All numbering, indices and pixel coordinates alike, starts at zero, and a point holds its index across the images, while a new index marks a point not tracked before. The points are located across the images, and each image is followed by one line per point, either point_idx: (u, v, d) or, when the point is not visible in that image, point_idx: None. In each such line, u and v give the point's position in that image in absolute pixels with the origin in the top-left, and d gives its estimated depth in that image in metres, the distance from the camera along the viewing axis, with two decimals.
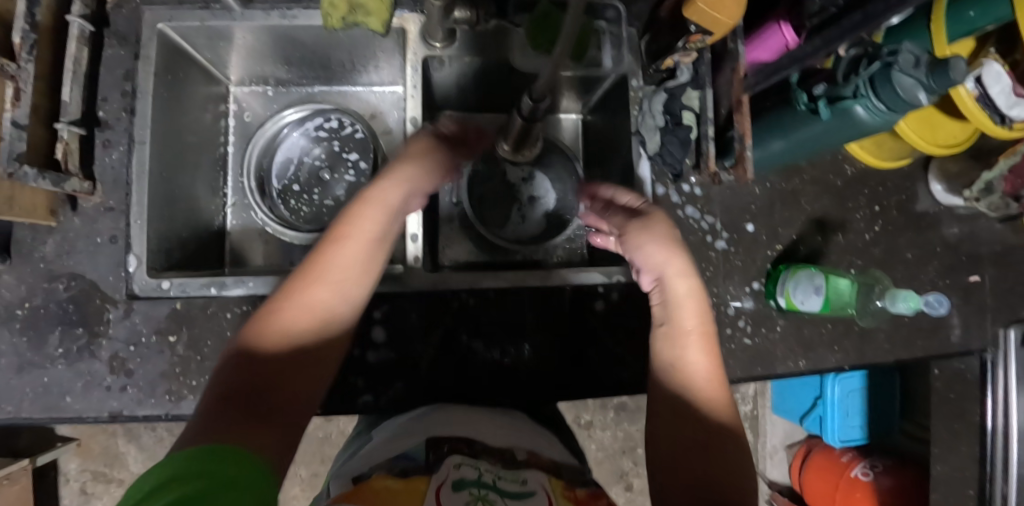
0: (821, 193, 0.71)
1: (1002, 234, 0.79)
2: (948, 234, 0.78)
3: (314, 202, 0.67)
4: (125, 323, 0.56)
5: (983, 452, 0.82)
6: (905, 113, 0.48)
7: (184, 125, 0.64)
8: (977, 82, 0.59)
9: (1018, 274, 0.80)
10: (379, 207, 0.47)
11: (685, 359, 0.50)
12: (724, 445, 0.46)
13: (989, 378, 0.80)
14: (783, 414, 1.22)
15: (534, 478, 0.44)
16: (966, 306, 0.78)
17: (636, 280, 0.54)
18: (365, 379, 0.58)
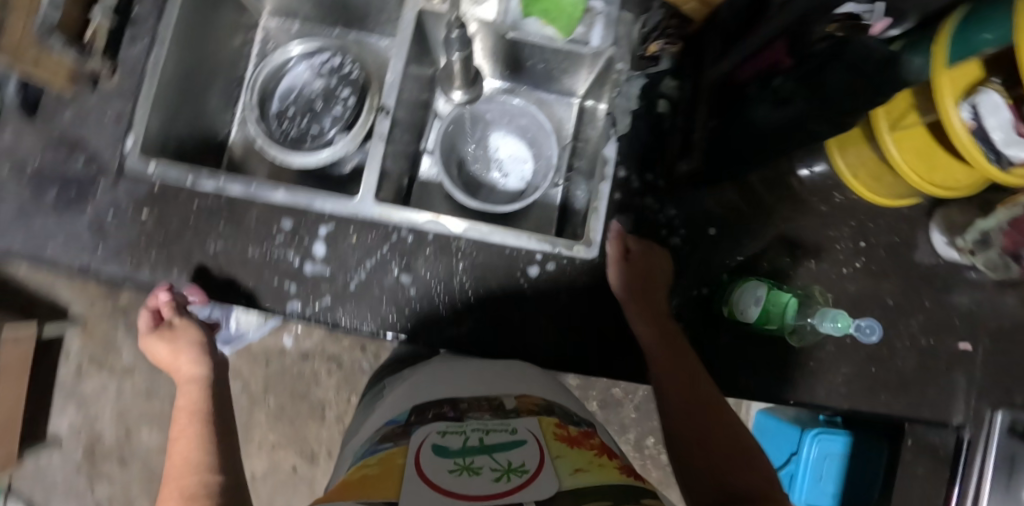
0: (799, 212, 0.67)
1: (1017, 310, 0.69)
2: (951, 294, 0.68)
3: (303, 127, 0.72)
4: (112, 192, 0.63)
5: None
6: (851, 118, 0.47)
7: (212, 41, 0.72)
8: (973, 113, 0.53)
9: None
10: (195, 384, 0.64)
11: (662, 362, 0.58)
12: (725, 438, 0.55)
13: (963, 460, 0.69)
14: None
15: (523, 424, 0.48)
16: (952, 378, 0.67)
17: (616, 289, 0.61)
18: (297, 286, 0.61)
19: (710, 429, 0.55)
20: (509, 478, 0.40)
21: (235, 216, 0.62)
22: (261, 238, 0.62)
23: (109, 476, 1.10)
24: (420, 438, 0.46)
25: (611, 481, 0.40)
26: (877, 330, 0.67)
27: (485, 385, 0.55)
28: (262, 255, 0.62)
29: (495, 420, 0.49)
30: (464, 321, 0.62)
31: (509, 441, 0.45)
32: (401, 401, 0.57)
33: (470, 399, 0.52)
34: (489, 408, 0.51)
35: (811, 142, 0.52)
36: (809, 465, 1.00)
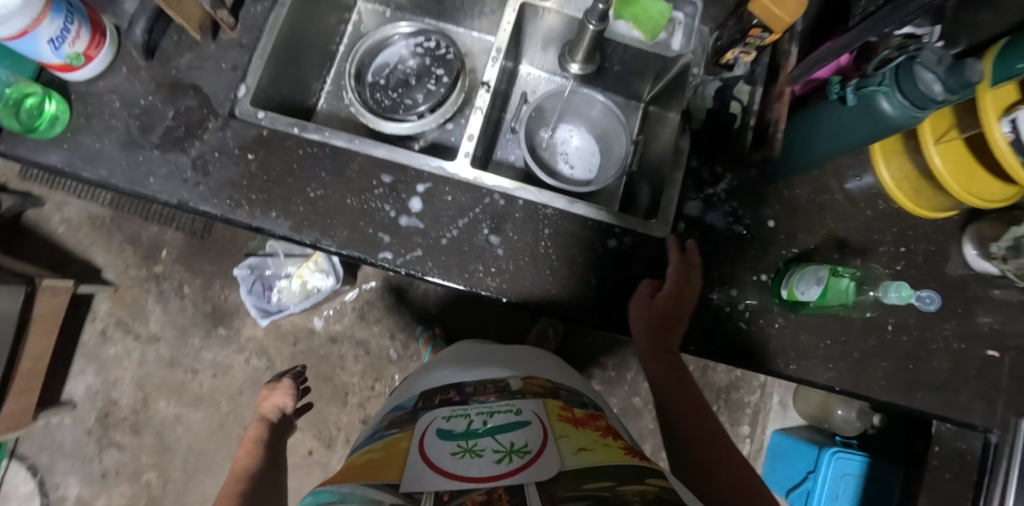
0: (847, 214, 0.73)
1: None
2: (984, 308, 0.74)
3: (396, 99, 0.77)
4: (219, 133, 0.66)
5: None
6: (928, 111, 0.54)
7: (318, 14, 0.78)
8: (1012, 126, 0.61)
9: None
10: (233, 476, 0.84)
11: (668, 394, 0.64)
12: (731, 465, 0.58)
13: (992, 466, 0.73)
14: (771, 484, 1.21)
15: (527, 406, 0.55)
16: (984, 381, 0.73)
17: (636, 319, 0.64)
18: (391, 236, 0.65)
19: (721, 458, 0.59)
20: (511, 458, 0.47)
21: (337, 166, 0.66)
22: (360, 188, 0.66)
23: (119, 444, 1.08)
24: (426, 422, 0.54)
25: (610, 458, 0.47)
26: (936, 300, 0.69)
27: (491, 375, 0.66)
28: (360, 205, 0.65)
29: (501, 402, 0.56)
30: (544, 282, 0.65)
31: (513, 420, 0.52)
32: (412, 390, 0.68)
33: (475, 389, 0.62)
34: (494, 390, 0.61)
35: (878, 136, 0.60)
36: (825, 491, 1.04)
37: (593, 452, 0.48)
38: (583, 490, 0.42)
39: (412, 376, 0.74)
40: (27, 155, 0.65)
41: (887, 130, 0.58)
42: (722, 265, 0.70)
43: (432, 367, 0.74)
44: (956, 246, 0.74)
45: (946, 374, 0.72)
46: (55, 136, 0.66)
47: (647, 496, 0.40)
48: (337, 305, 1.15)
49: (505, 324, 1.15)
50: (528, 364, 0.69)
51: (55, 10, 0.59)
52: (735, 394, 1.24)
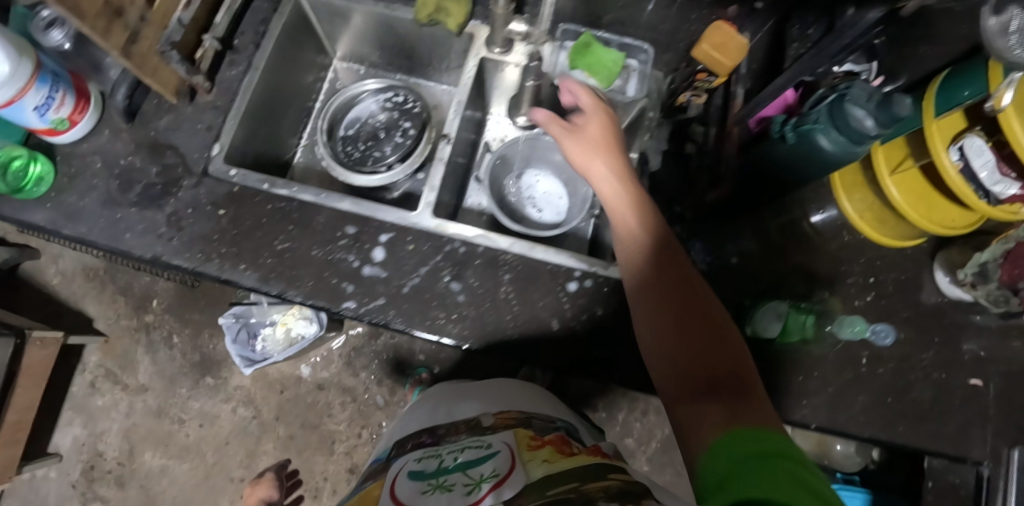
0: (809, 249, 0.75)
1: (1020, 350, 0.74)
2: (963, 338, 0.75)
3: (365, 151, 0.81)
4: (193, 191, 0.70)
5: None
6: (865, 146, 0.56)
7: (294, 74, 0.83)
8: (961, 155, 0.62)
9: None
10: None
11: (628, 244, 0.61)
12: (697, 310, 0.57)
13: (987, 498, 0.71)
14: None
15: (499, 440, 0.55)
16: (965, 409, 0.72)
17: (582, 162, 0.65)
18: (354, 285, 0.66)
19: (696, 349, 0.55)
20: (479, 490, 0.47)
21: (304, 219, 0.68)
22: (325, 239, 0.68)
23: (104, 498, 1.08)
24: (397, 470, 0.55)
25: (576, 464, 0.47)
26: (890, 335, 0.73)
27: (465, 413, 0.68)
28: (324, 256, 0.67)
29: (472, 440, 0.57)
30: (508, 328, 0.65)
31: (483, 454, 0.52)
32: (393, 437, 0.70)
33: (448, 429, 0.64)
34: (466, 427, 0.62)
35: (826, 170, 0.61)
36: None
37: (558, 462, 0.48)
38: (547, 497, 0.43)
39: (396, 423, 0.77)
40: (12, 216, 0.69)
41: (832, 165, 0.60)
42: None
43: (413, 411, 0.77)
44: (927, 273, 0.76)
45: (928, 405, 0.72)
46: (38, 196, 0.69)
47: (610, 489, 0.41)
48: (324, 353, 1.16)
49: (492, 365, 1.15)
50: (502, 395, 0.71)
51: (39, 80, 0.62)
52: None
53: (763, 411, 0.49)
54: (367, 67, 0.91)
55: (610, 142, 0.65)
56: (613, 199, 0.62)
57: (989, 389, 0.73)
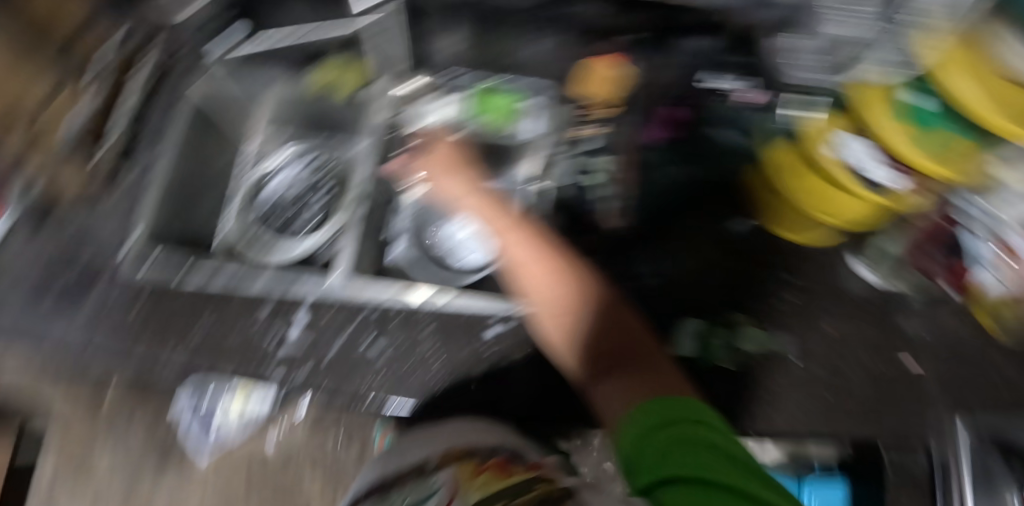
0: (724, 257, 0.78)
1: (955, 329, 0.75)
2: (900, 322, 0.76)
3: (287, 225, 0.78)
4: (106, 291, 0.69)
5: None
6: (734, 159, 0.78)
7: (209, 161, 0.81)
8: (846, 153, 0.65)
9: (976, 374, 0.73)
10: None
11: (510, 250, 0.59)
12: (591, 301, 0.53)
13: (936, 483, 0.72)
14: None
15: (443, 477, 0.51)
16: (904, 394, 0.73)
17: (446, 186, 0.70)
18: (275, 362, 0.68)
19: (600, 332, 0.51)
20: None
21: (219, 306, 0.69)
22: (242, 323, 0.69)
23: None
24: None
25: (508, 484, 0.45)
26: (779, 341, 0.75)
27: (410, 454, 0.59)
28: (241, 340, 0.68)
29: (416, 485, 0.52)
30: (432, 383, 0.68)
31: (424, 495, 0.49)
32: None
33: (392, 478, 0.56)
34: (412, 476, 0.54)
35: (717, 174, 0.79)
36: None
37: (492, 485, 0.46)
38: None
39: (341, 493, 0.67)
40: None
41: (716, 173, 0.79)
42: None
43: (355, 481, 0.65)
44: (845, 263, 0.78)
45: (867, 396, 0.73)
46: None
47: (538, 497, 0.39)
48: None
49: None
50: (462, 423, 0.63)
51: None
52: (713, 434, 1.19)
53: (670, 376, 0.46)
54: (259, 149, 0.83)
55: (468, 172, 0.70)
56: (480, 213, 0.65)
57: (927, 374, 0.73)
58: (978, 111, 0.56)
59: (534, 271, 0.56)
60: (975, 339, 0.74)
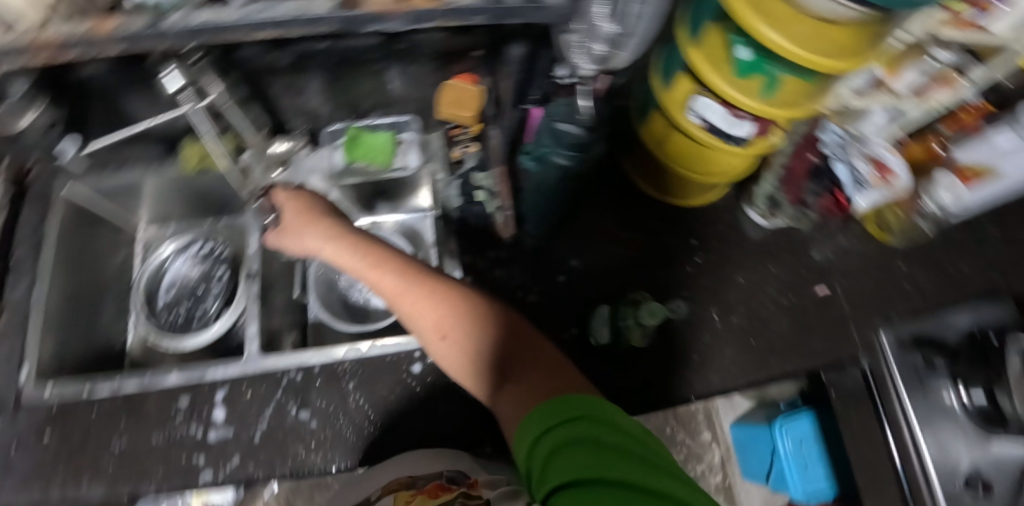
0: (631, 237, 0.84)
1: (843, 243, 0.84)
2: (806, 255, 0.83)
3: (188, 311, 0.81)
4: (11, 427, 0.66)
5: (901, 478, 0.70)
6: (580, 148, 0.63)
7: (98, 266, 0.80)
8: (698, 115, 0.69)
9: (873, 282, 0.81)
10: None
11: (384, 285, 0.55)
12: (477, 317, 0.52)
13: (874, 391, 0.73)
14: (754, 478, 1.06)
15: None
16: (820, 317, 0.79)
17: (302, 236, 0.61)
18: (204, 456, 0.65)
19: (488, 346, 0.51)
20: None
21: (133, 412, 0.67)
22: (163, 422, 0.66)
23: None
24: None
25: None
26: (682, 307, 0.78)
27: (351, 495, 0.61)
28: (165, 441, 0.66)
29: None
30: (365, 428, 0.67)
31: None
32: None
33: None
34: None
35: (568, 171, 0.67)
36: (794, 461, 0.94)
37: None
38: None
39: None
40: None
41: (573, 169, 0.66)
42: None
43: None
44: (742, 213, 0.86)
45: (787, 331, 0.77)
46: None
47: None
48: None
49: None
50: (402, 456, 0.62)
51: None
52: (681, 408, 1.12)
53: (562, 372, 0.47)
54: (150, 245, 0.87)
55: (323, 214, 0.62)
56: (343, 255, 0.58)
57: (835, 293, 0.80)
58: (801, 54, 0.56)
59: (409, 301, 0.53)
60: (861, 253, 0.83)
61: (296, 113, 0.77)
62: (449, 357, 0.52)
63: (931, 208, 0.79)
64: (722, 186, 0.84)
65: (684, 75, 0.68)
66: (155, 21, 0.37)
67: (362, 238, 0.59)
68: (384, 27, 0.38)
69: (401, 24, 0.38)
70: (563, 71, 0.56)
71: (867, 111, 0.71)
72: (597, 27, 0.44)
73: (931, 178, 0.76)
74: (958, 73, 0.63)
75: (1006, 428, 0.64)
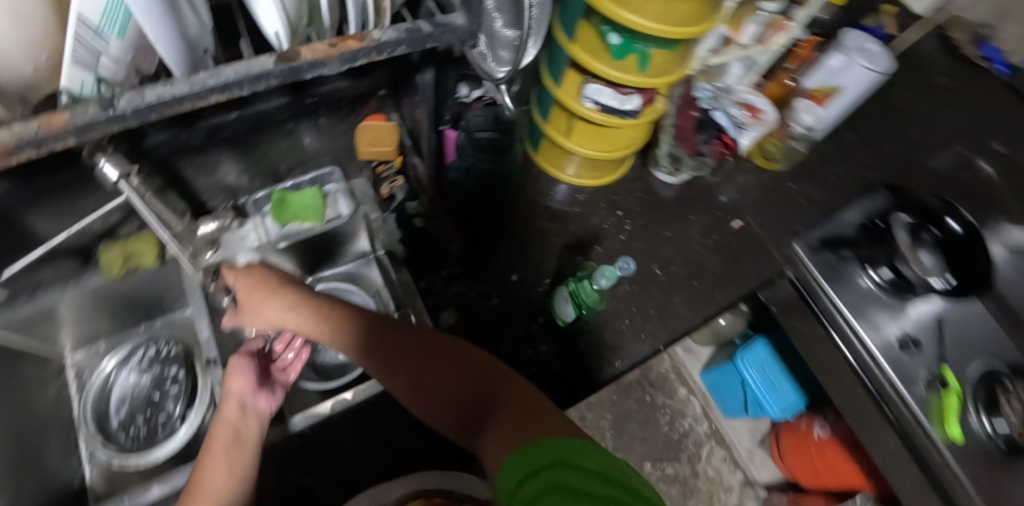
0: (566, 225, 0.89)
1: (749, 181, 0.94)
2: (721, 200, 0.93)
3: (149, 421, 0.77)
4: None
5: (853, 360, 0.79)
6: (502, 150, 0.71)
7: (32, 406, 0.72)
8: (592, 100, 0.76)
9: (777, 205, 0.92)
10: None
11: (352, 345, 0.57)
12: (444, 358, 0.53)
13: (806, 294, 0.83)
14: (733, 413, 1.17)
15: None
16: (743, 246, 0.89)
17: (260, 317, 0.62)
18: None
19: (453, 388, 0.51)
20: None
21: None
22: None
23: None
24: None
25: None
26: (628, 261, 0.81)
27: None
28: None
29: None
30: None
31: None
32: None
33: None
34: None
35: (496, 179, 0.73)
36: (762, 384, 1.01)
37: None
38: None
39: None
40: None
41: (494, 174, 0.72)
42: (504, 342, 0.79)
43: None
44: (654, 178, 0.94)
45: (721, 265, 0.87)
46: None
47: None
48: None
49: None
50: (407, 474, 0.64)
51: None
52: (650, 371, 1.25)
53: (522, 402, 0.45)
54: (88, 369, 0.83)
55: (277, 286, 0.62)
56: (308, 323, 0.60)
57: (748, 223, 0.91)
58: (661, 27, 0.64)
59: (377, 354, 0.55)
60: (759, 186, 0.94)
61: (213, 192, 0.77)
62: (419, 405, 0.53)
63: (799, 133, 0.90)
64: (629, 158, 0.91)
65: (571, 69, 0.76)
66: (104, 109, 0.32)
67: (323, 303, 0.60)
68: (322, 73, 0.36)
69: (338, 68, 0.36)
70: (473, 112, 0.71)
71: (727, 66, 0.84)
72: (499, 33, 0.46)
73: (790, 109, 0.89)
74: (786, 19, 0.78)
75: (914, 291, 0.77)
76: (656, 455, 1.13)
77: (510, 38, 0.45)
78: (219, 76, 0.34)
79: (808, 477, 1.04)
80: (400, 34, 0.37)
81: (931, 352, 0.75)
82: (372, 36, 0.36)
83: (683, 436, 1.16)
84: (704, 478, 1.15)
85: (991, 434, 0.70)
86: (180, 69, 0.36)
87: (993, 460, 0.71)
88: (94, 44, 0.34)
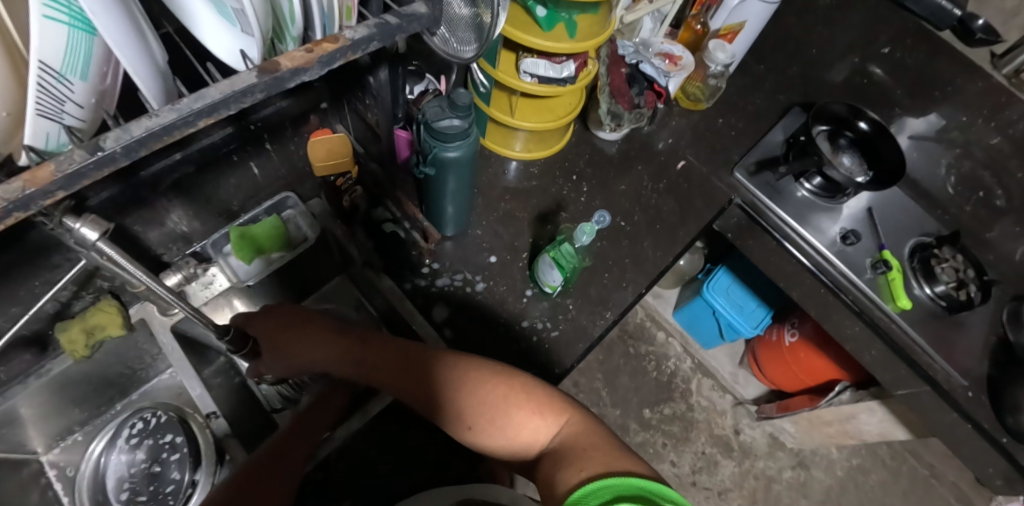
0: (527, 199, 0.90)
1: (684, 124, 0.99)
2: (662, 146, 0.97)
3: (157, 493, 0.73)
4: None
5: (807, 262, 0.85)
6: (466, 135, 0.65)
7: None
8: (530, 74, 0.78)
9: (714, 136, 0.98)
10: None
11: (382, 379, 0.60)
12: (478, 389, 0.56)
13: (754, 214, 0.89)
14: (710, 344, 1.27)
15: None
16: (692, 183, 0.94)
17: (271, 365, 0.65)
18: None
19: (487, 416, 0.55)
20: None
21: None
22: None
23: None
24: None
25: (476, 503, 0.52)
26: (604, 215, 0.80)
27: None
28: None
29: None
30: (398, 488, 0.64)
31: None
32: None
33: None
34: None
35: (461, 169, 0.69)
36: (731, 309, 1.09)
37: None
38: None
39: None
40: None
41: (460, 160, 0.67)
42: (500, 322, 0.78)
43: None
44: (598, 138, 0.96)
45: (677, 206, 0.91)
46: None
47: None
48: None
49: None
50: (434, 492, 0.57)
51: None
52: (630, 326, 1.37)
53: (581, 442, 0.51)
54: (70, 464, 0.78)
55: (301, 322, 0.66)
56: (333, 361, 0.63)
57: (691, 161, 0.96)
58: None
59: (411, 389, 0.58)
60: (693, 126, 0.99)
61: (167, 243, 0.74)
62: (450, 426, 0.57)
63: (716, 71, 0.95)
64: (569, 125, 0.94)
65: (506, 49, 0.79)
66: (92, 152, 0.31)
67: (350, 341, 0.64)
68: (306, 79, 0.36)
69: (318, 72, 0.36)
70: (426, 101, 0.66)
71: (641, 22, 0.91)
72: (457, 15, 0.48)
73: (705, 51, 0.95)
74: None
75: (844, 190, 0.87)
76: (652, 400, 1.31)
77: (469, 18, 0.47)
78: (205, 98, 0.33)
79: (787, 381, 1.16)
80: (372, 30, 0.37)
81: (870, 240, 0.86)
82: (345, 36, 0.37)
83: (672, 376, 1.34)
84: (699, 408, 1.32)
85: (934, 297, 0.82)
86: (155, 101, 0.35)
87: (938, 316, 0.82)
88: (58, 91, 0.33)
